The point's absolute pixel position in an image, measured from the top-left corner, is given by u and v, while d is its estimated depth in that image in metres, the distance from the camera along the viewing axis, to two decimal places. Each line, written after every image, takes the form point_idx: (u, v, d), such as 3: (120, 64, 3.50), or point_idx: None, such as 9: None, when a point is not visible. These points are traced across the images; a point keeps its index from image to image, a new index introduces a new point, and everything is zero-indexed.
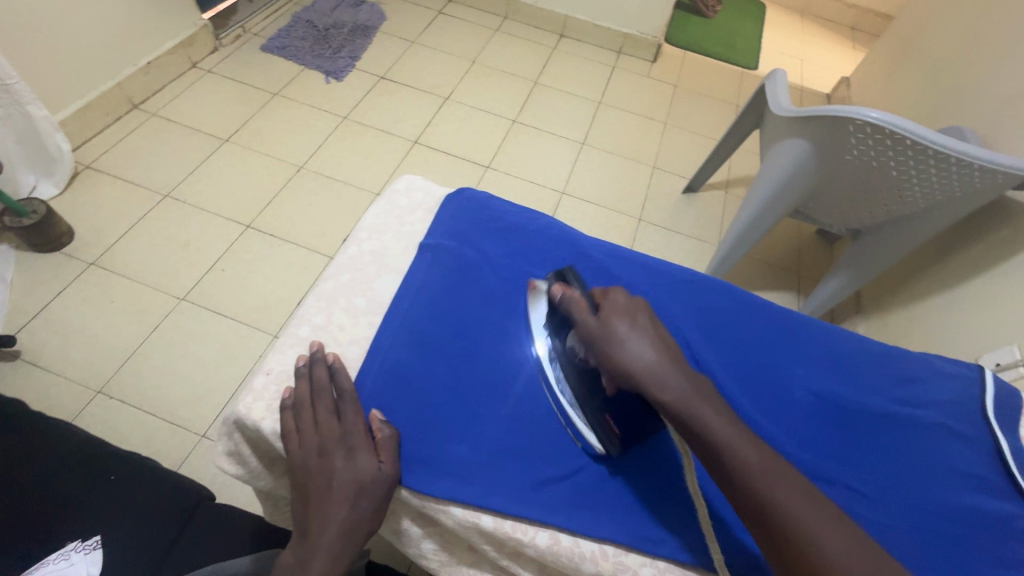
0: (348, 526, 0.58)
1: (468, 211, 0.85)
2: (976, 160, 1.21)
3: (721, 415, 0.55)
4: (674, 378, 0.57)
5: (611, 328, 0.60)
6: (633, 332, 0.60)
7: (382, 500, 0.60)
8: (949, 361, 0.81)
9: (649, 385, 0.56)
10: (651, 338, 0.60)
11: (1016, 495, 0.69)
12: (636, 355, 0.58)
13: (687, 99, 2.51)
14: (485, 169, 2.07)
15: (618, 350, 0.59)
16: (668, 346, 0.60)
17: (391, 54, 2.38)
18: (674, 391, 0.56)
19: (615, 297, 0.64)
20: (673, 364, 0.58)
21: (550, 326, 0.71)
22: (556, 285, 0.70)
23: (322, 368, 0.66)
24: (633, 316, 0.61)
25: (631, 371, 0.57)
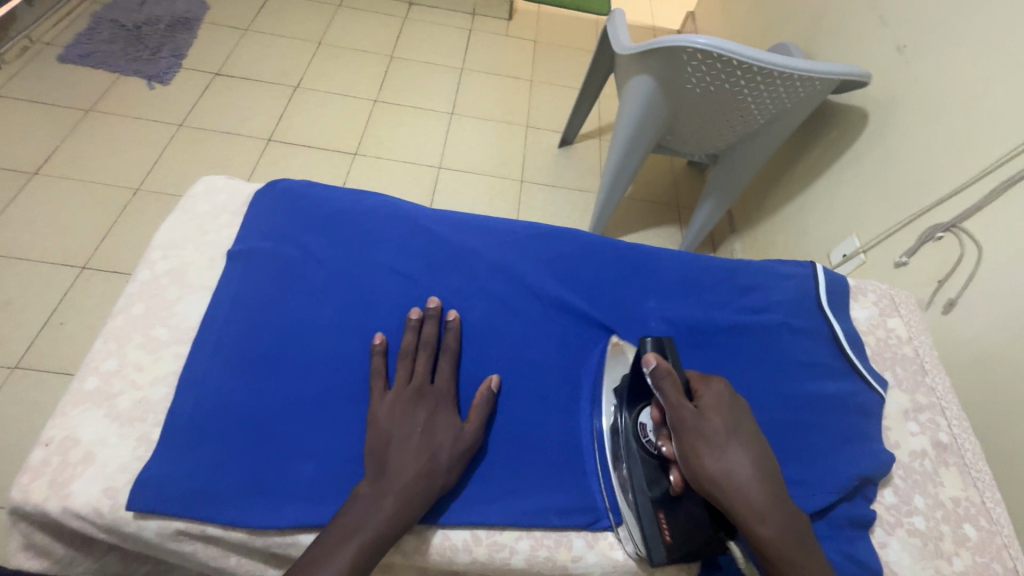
0: (424, 476, 0.55)
1: (283, 206, 0.76)
2: (796, 70, 1.27)
3: (806, 559, 0.51)
4: (773, 511, 0.51)
5: (709, 427, 0.53)
6: (733, 440, 0.53)
7: (463, 457, 0.58)
8: (787, 263, 0.86)
9: (744, 512, 0.50)
10: (752, 451, 0.53)
11: (852, 372, 0.74)
12: (738, 470, 0.52)
13: (549, 52, 2.47)
14: (354, 156, 1.92)
15: (714, 461, 0.52)
16: (769, 468, 0.53)
17: (221, 46, 2.11)
18: (771, 526, 0.50)
19: (716, 392, 0.56)
20: (770, 490, 0.52)
21: (625, 391, 0.62)
22: (648, 349, 0.60)
23: (431, 321, 0.67)
24: (736, 423, 0.54)
25: (726, 488, 0.51)
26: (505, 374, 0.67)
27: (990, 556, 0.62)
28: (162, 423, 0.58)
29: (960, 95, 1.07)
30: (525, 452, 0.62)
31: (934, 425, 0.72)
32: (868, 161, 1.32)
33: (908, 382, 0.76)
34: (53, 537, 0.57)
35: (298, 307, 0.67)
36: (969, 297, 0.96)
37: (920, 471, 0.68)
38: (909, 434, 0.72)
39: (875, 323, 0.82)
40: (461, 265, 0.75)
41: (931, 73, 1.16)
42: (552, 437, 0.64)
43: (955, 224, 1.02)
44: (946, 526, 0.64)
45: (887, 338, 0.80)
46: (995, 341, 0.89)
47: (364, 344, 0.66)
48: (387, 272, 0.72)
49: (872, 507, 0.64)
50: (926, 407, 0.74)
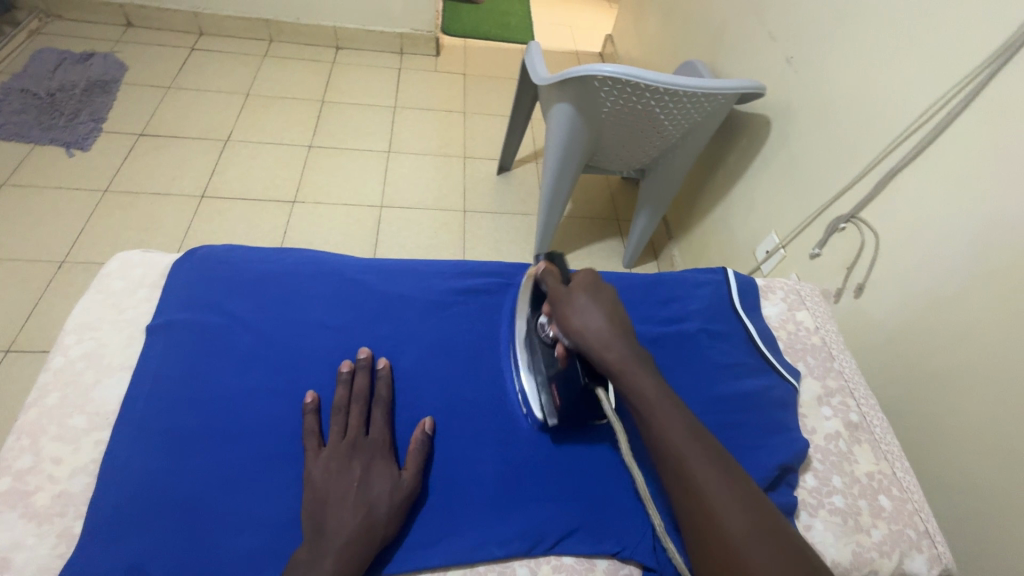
0: (363, 531, 0.55)
1: (204, 273, 0.76)
2: (699, 88, 1.35)
3: (655, 379, 0.59)
4: (621, 344, 0.61)
5: (571, 296, 0.66)
6: (591, 301, 0.65)
7: (402, 508, 0.58)
8: (701, 271, 0.92)
9: (593, 345, 0.61)
10: (607, 308, 0.64)
11: (768, 368, 0.80)
12: (587, 319, 0.63)
13: (480, 84, 2.53)
14: (293, 204, 1.90)
15: (572, 315, 0.64)
16: (623, 321, 0.64)
17: (145, 107, 2.07)
18: (618, 352, 0.60)
19: (584, 275, 0.70)
20: (619, 331, 0.62)
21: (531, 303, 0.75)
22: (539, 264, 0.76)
23: (364, 371, 0.68)
24: (595, 289, 0.66)
25: (580, 333, 0.62)
26: (439, 414, 0.69)
27: (903, 523, 0.68)
28: (84, 515, 0.57)
29: (841, 98, 1.15)
30: (462, 488, 0.64)
31: (844, 406, 0.79)
32: (774, 165, 1.40)
33: (818, 370, 0.83)
34: None
35: (224, 375, 0.67)
36: (874, 281, 1.04)
37: (836, 452, 0.74)
38: (823, 419, 0.78)
39: (785, 318, 0.89)
40: (389, 312, 0.76)
41: (815, 79, 1.24)
42: (489, 470, 0.65)
43: (855, 215, 1.09)
44: (863, 500, 0.70)
45: (797, 331, 0.87)
46: (900, 321, 0.97)
47: (296, 404, 0.66)
48: (315, 327, 0.73)
49: (795, 492, 0.69)
50: (836, 391, 0.80)
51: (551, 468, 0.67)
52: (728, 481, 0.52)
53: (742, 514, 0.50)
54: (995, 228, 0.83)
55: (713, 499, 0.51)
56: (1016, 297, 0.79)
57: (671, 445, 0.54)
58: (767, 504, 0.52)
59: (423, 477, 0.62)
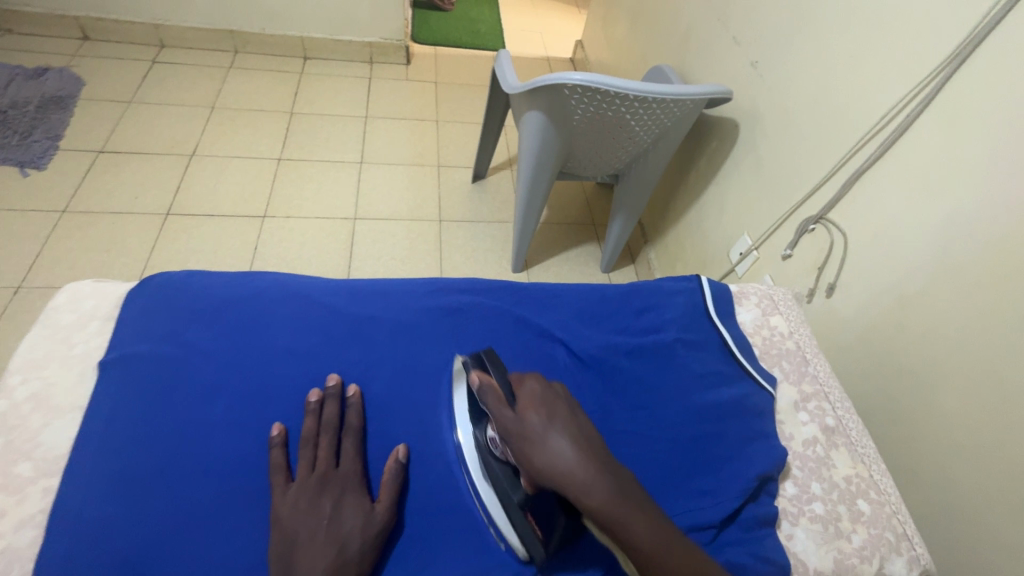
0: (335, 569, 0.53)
1: (162, 302, 0.73)
2: (668, 95, 1.36)
3: (644, 513, 0.54)
4: (599, 478, 0.54)
5: (527, 424, 0.58)
6: (549, 428, 0.58)
7: (376, 543, 0.57)
8: (676, 279, 0.92)
9: (572, 488, 0.54)
10: (569, 432, 0.58)
11: (744, 375, 0.80)
12: (556, 453, 0.56)
13: (452, 92, 2.51)
14: (263, 219, 1.85)
15: (535, 453, 0.57)
16: (589, 442, 0.58)
17: (104, 122, 2.00)
18: (599, 494, 0.53)
19: (532, 388, 0.62)
20: (593, 460, 0.56)
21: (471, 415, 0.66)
22: (472, 373, 0.67)
23: (333, 400, 0.66)
24: (550, 410, 0.60)
25: (552, 471, 0.55)
26: (413, 440, 0.67)
27: (883, 526, 0.68)
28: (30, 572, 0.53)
29: (805, 101, 1.17)
30: (439, 517, 0.62)
31: (821, 411, 0.79)
32: (743, 169, 1.42)
33: (793, 375, 0.83)
34: None
35: (185, 410, 0.64)
36: (845, 281, 1.05)
37: (814, 458, 0.74)
38: (801, 424, 0.78)
39: (759, 323, 0.89)
40: (360, 334, 0.74)
41: (780, 84, 1.26)
42: (466, 496, 0.64)
43: (823, 216, 1.11)
44: (843, 505, 0.70)
45: (771, 336, 0.87)
46: (871, 320, 0.98)
47: (264, 437, 0.64)
48: (281, 355, 0.70)
49: (776, 502, 0.69)
50: (812, 395, 0.81)
51: None
52: None
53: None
54: (956, 228, 0.85)
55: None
56: (981, 294, 0.80)
57: None
58: None
59: (398, 507, 0.61)
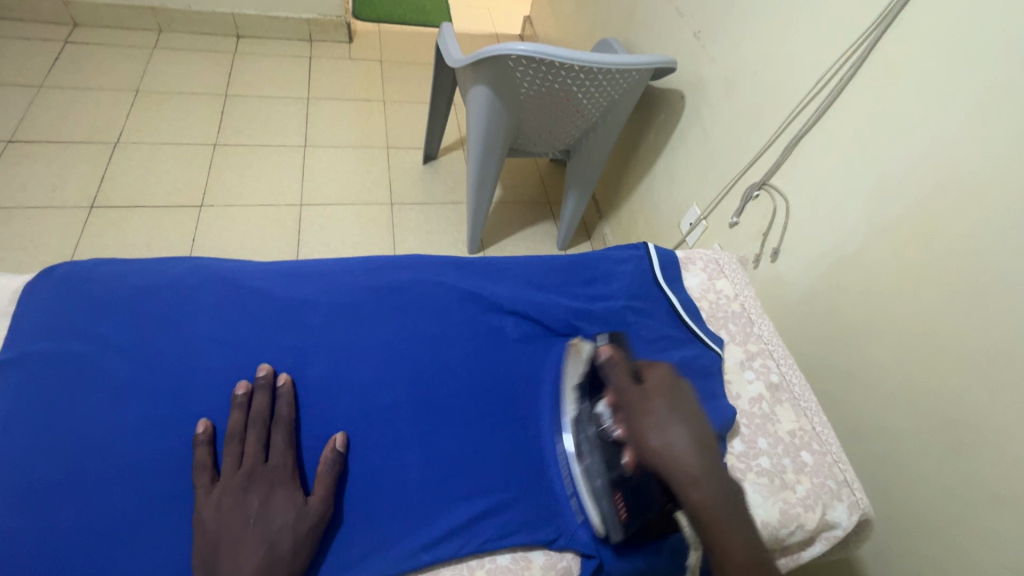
0: (265, 569, 0.51)
1: (64, 296, 0.66)
2: (614, 65, 1.33)
3: (741, 527, 0.54)
4: (709, 477, 0.56)
5: (651, 407, 0.60)
6: (673, 419, 0.59)
7: (310, 538, 0.54)
8: (624, 247, 0.91)
9: (679, 476, 0.55)
10: (692, 429, 0.58)
11: (691, 339, 0.81)
12: (673, 442, 0.57)
13: (399, 70, 2.41)
14: (200, 208, 1.73)
15: (653, 435, 0.58)
16: (710, 445, 0.58)
17: (10, 109, 1.82)
18: (705, 489, 0.55)
19: (661, 377, 0.63)
20: (708, 460, 0.57)
21: (584, 386, 0.69)
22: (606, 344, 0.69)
23: (264, 392, 0.62)
24: (677, 403, 0.60)
25: (663, 454, 0.57)
26: (353, 426, 0.64)
27: (824, 475, 0.71)
28: None
29: (747, 69, 1.18)
30: (383, 501, 0.60)
31: (766, 368, 0.81)
32: (690, 140, 1.42)
33: (739, 336, 0.85)
34: None
35: (95, 411, 0.59)
36: (788, 244, 1.07)
37: (760, 415, 0.76)
38: (747, 383, 0.79)
39: (706, 288, 0.90)
40: (293, 319, 0.70)
41: (723, 52, 1.26)
42: (413, 478, 0.62)
43: (766, 182, 1.12)
44: (787, 458, 0.72)
45: (718, 299, 0.88)
46: (812, 280, 1.01)
47: (189, 433, 0.59)
48: (206, 345, 0.66)
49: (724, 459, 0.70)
50: (757, 354, 0.83)
51: (480, 467, 0.64)
52: None
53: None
54: (888, 188, 0.88)
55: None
56: (913, 250, 0.83)
57: None
58: None
59: (335, 498, 0.58)
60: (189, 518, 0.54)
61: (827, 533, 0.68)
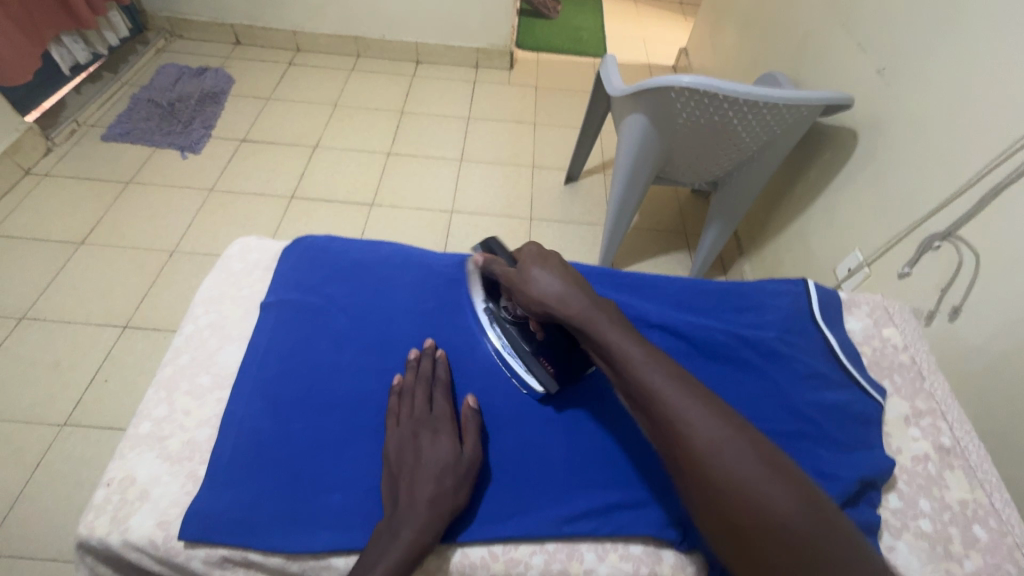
0: (435, 499, 0.60)
1: (308, 259, 0.86)
2: (783, 99, 1.30)
3: (615, 320, 0.64)
4: (579, 297, 0.67)
5: (523, 271, 0.72)
6: (540, 271, 0.71)
7: (465, 480, 0.63)
8: (780, 281, 0.91)
9: (556, 305, 0.67)
10: (553, 272, 0.70)
11: (849, 382, 0.78)
12: (543, 287, 0.69)
13: (550, 96, 2.58)
14: (371, 207, 2.01)
15: (530, 288, 0.70)
16: (575, 279, 0.70)
17: (247, 115, 2.28)
18: (579, 305, 0.66)
19: (528, 249, 0.76)
20: (574, 286, 0.69)
21: (486, 295, 0.82)
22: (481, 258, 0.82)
23: (428, 358, 0.74)
24: (543, 260, 0.72)
25: (541, 298, 0.68)
26: (512, 402, 0.73)
27: (1001, 556, 0.63)
28: (207, 461, 0.66)
29: (940, 109, 1.08)
30: (533, 471, 0.68)
31: (935, 429, 0.75)
32: (858, 181, 1.33)
33: (906, 389, 0.80)
34: (113, 570, 0.63)
35: (322, 350, 0.75)
36: (973, 303, 0.96)
37: (924, 475, 0.71)
38: (911, 440, 0.74)
39: (870, 334, 0.86)
40: (469, 303, 0.83)
41: (910, 91, 1.17)
42: (558, 457, 0.69)
43: (952, 233, 1.02)
44: (954, 528, 0.66)
45: (884, 347, 0.84)
46: (1003, 346, 0.89)
47: (384, 383, 0.73)
48: (402, 314, 0.80)
49: (878, 512, 0.67)
50: (926, 412, 0.77)
51: (618, 460, 0.69)
52: (711, 409, 0.53)
53: (705, 420, 0.53)
54: None
55: (681, 404, 0.54)
56: None
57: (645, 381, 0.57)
58: (754, 431, 0.53)
59: (481, 453, 0.67)
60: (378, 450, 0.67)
61: None
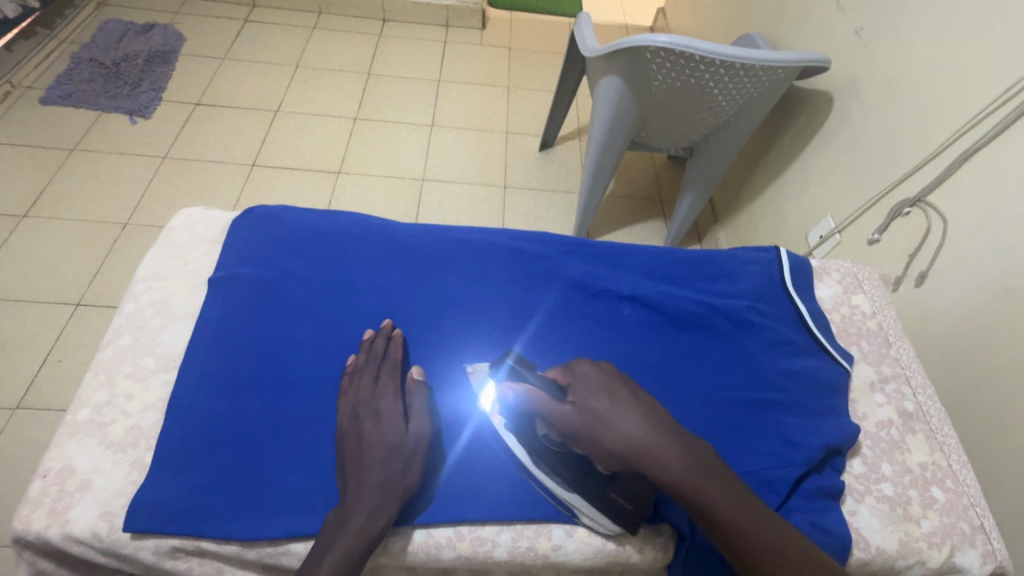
0: (383, 483, 0.58)
1: (261, 231, 0.80)
2: (758, 61, 1.26)
3: (719, 476, 0.54)
4: (675, 449, 0.54)
5: (596, 413, 0.55)
6: (619, 410, 0.55)
7: (414, 458, 0.61)
8: (753, 250, 0.90)
9: (650, 463, 0.53)
10: (636, 413, 0.55)
11: (817, 350, 0.78)
12: (631, 437, 0.54)
13: (525, 58, 2.48)
14: (338, 174, 1.92)
15: (612, 437, 0.54)
16: (661, 417, 0.56)
17: (200, 76, 2.12)
18: (676, 467, 0.53)
19: (583, 373, 0.59)
20: (667, 432, 0.55)
21: (507, 422, 0.63)
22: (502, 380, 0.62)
23: (382, 337, 0.70)
24: (610, 391, 0.57)
25: (629, 452, 0.54)
26: (480, 378, 0.71)
27: (956, 515, 0.66)
28: (153, 447, 0.62)
29: (917, 72, 1.06)
30: (502, 448, 0.66)
31: (900, 394, 0.76)
32: (832, 146, 1.32)
33: (873, 355, 0.80)
34: (59, 563, 0.59)
35: (279, 327, 0.71)
36: (939, 269, 0.97)
37: (888, 440, 0.72)
38: (876, 405, 0.75)
39: (840, 301, 0.86)
40: (435, 275, 0.79)
41: (888, 54, 1.15)
42: None
43: (921, 199, 1.02)
44: (914, 490, 0.68)
45: (852, 314, 0.84)
46: (966, 311, 0.91)
47: (345, 361, 0.70)
48: (364, 288, 0.76)
49: (842, 477, 0.67)
50: (891, 378, 0.78)
51: None
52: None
53: None
54: None
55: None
56: None
57: (765, 555, 0.50)
58: None
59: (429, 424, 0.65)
60: (330, 431, 0.64)
61: None
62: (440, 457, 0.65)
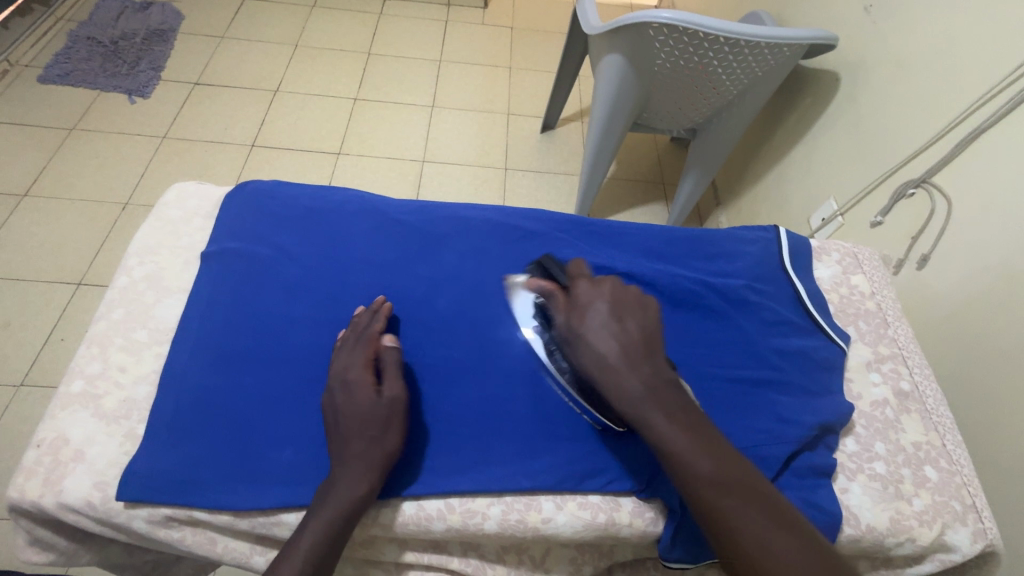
0: (366, 454, 0.57)
1: (254, 206, 0.80)
2: (764, 38, 1.23)
3: (677, 411, 0.52)
4: (634, 375, 0.53)
5: (574, 323, 0.57)
6: (596, 326, 0.55)
7: (392, 426, 0.60)
8: (753, 229, 0.89)
9: (606, 383, 0.54)
10: (614, 332, 0.55)
11: (814, 329, 0.77)
12: (597, 352, 0.54)
13: (527, 37, 2.43)
14: (337, 156, 1.91)
15: (580, 350, 0.56)
16: (641, 342, 0.55)
17: (199, 55, 2.10)
18: (631, 392, 0.52)
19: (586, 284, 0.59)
20: (636, 358, 0.53)
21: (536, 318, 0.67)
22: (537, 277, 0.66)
23: (367, 312, 0.69)
24: (601, 306, 0.57)
25: (592, 367, 0.54)
26: (473, 354, 0.70)
27: (948, 494, 0.66)
28: (146, 419, 0.62)
29: (926, 49, 1.03)
30: (494, 423, 0.66)
31: (896, 374, 0.76)
32: (837, 126, 1.29)
33: (870, 336, 0.79)
34: (56, 531, 0.60)
35: (271, 303, 0.71)
36: (942, 251, 0.95)
37: (882, 419, 0.71)
38: (871, 385, 0.75)
39: (839, 281, 0.85)
40: (429, 252, 0.79)
41: (897, 30, 1.12)
42: (519, 407, 0.67)
43: (926, 179, 1.00)
44: (906, 469, 0.68)
45: (851, 295, 0.84)
46: (966, 294, 0.89)
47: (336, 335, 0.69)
48: (357, 264, 0.76)
49: (834, 455, 0.67)
50: (887, 358, 0.77)
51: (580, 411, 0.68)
52: (787, 541, 0.47)
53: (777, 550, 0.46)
54: None
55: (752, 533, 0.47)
56: None
57: (704, 495, 0.49)
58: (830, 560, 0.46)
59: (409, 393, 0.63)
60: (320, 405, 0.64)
61: (941, 555, 0.64)
62: (432, 431, 0.65)
